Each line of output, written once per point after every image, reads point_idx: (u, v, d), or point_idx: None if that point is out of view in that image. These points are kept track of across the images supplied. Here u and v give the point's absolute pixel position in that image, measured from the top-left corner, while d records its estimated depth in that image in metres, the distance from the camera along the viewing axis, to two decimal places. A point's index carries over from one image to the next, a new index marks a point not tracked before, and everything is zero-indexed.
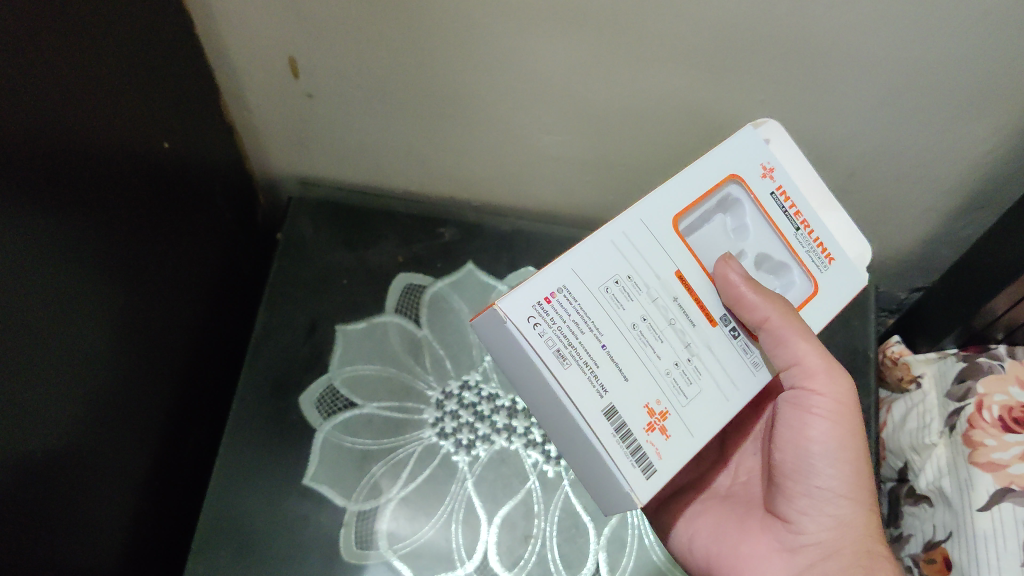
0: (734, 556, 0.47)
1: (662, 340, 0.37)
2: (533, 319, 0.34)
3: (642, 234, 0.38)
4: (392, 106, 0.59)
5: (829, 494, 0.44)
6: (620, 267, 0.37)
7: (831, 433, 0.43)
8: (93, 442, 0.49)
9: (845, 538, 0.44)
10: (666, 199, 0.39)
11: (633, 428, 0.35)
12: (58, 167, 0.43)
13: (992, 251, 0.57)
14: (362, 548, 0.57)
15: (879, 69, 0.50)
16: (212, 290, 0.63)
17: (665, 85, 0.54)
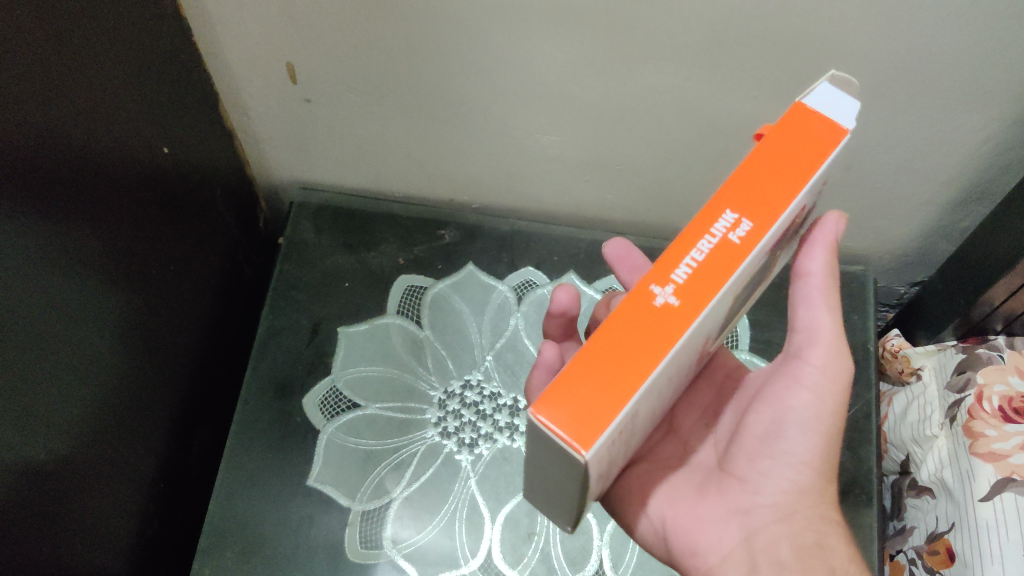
0: (692, 521, 0.46)
1: (661, 400, 0.35)
2: (603, 460, 0.28)
3: (717, 309, 0.31)
4: (389, 109, 0.60)
5: (793, 459, 0.43)
6: (679, 359, 0.31)
7: (816, 406, 0.42)
8: (99, 444, 0.50)
9: (802, 501, 0.43)
10: (755, 258, 0.31)
11: (603, 488, 0.35)
12: (59, 174, 0.44)
13: (983, 247, 0.56)
14: (366, 548, 0.58)
15: (870, 61, 0.50)
16: (216, 295, 0.64)
17: (659, 82, 0.54)
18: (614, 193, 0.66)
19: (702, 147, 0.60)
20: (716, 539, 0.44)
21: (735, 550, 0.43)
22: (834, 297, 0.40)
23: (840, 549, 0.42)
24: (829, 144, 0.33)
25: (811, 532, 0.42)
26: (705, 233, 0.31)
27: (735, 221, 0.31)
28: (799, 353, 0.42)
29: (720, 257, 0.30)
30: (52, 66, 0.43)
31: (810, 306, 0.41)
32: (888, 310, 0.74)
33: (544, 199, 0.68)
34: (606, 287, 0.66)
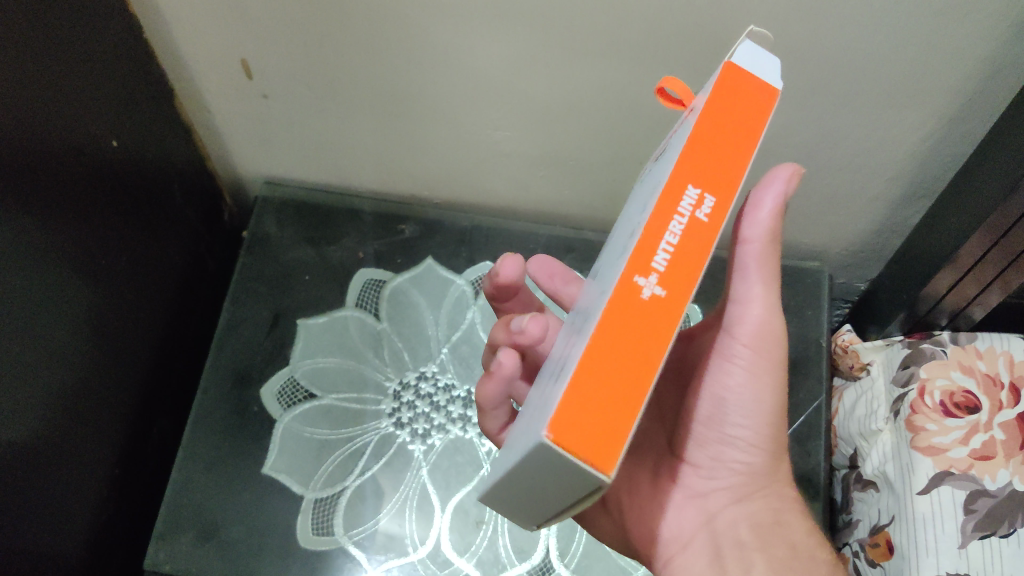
0: (654, 506, 0.47)
1: None
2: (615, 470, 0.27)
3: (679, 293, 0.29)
4: (345, 104, 0.61)
5: (740, 442, 0.43)
6: None
7: (754, 388, 0.40)
8: (52, 430, 0.51)
9: (754, 482, 0.44)
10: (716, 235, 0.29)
11: None
12: (12, 164, 0.45)
13: (931, 234, 0.58)
14: (318, 534, 0.59)
15: (805, 58, 0.51)
16: (176, 286, 0.65)
17: (602, 78, 0.55)
18: (569, 188, 0.67)
19: (650, 144, 0.60)
20: (676, 526, 0.46)
21: (697, 535, 0.45)
22: (770, 267, 0.37)
23: (797, 524, 0.44)
24: (766, 108, 0.31)
25: (769, 511, 0.44)
26: (674, 212, 0.28)
27: (698, 197, 0.29)
28: (728, 333, 0.39)
29: (692, 240, 0.28)
30: (1, 65, 0.44)
31: (745, 276, 0.37)
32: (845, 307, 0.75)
33: (501, 194, 0.69)
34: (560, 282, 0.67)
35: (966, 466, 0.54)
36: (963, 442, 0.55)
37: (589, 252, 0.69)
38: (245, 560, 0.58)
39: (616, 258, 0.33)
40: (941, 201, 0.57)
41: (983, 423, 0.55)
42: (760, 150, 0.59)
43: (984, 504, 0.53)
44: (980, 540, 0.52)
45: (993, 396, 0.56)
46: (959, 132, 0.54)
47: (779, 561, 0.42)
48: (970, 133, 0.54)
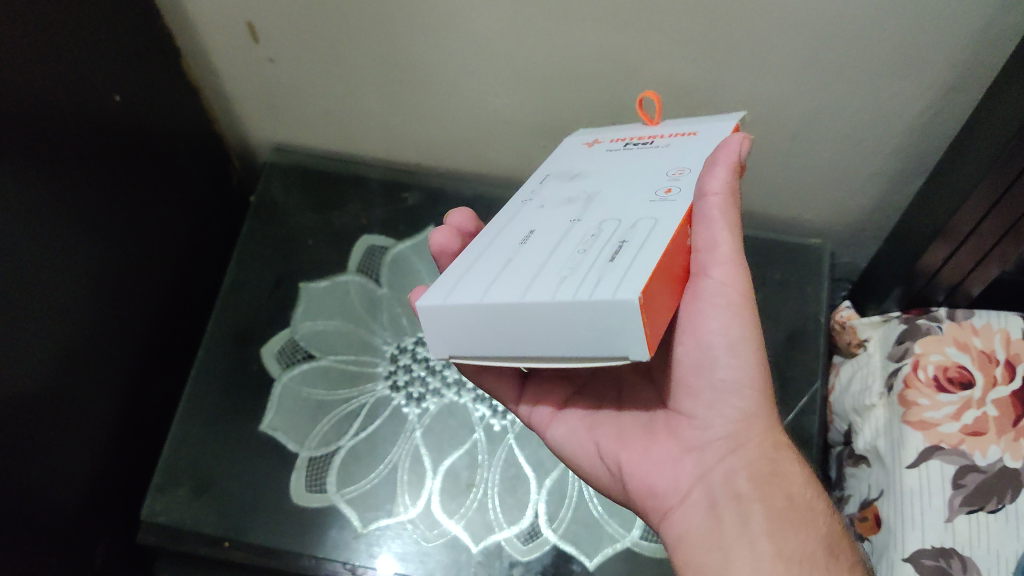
0: (646, 464, 0.43)
1: None
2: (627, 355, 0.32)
3: None
4: (348, 69, 0.62)
5: (731, 386, 0.41)
6: None
7: (729, 328, 0.39)
8: (50, 377, 0.53)
9: (751, 430, 0.41)
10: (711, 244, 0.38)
11: None
12: (8, 111, 0.46)
13: (928, 209, 0.58)
14: (310, 491, 0.60)
15: (798, 27, 0.51)
16: (181, 246, 0.66)
17: (599, 45, 0.56)
18: None
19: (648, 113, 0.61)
20: (672, 480, 0.42)
21: (693, 489, 0.42)
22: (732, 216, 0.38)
23: (796, 473, 0.41)
24: None
25: (766, 460, 0.41)
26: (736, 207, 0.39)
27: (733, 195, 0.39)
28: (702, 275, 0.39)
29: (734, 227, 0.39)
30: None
31: (711, 225, 0.37)
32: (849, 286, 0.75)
33: (504, 164, 0.70)
34: None
35: (957, 441, 0.54)
36: (954, 417, 0.55)
37: None
38: (238, 513, 0.60)
39: (626, 203, 0.38)
40: (938, 173, 0.57)
41: (975, 399, 0.55)
42: (757, 123, 0.60)
43: (973, 479, 0.53)
44: (967, 515, 0.52)
45: (988, 373, 0.55)
46: (956, 104, 0.54)
47: (778, 513, 0.39)
48: (966, 104, 0.54)
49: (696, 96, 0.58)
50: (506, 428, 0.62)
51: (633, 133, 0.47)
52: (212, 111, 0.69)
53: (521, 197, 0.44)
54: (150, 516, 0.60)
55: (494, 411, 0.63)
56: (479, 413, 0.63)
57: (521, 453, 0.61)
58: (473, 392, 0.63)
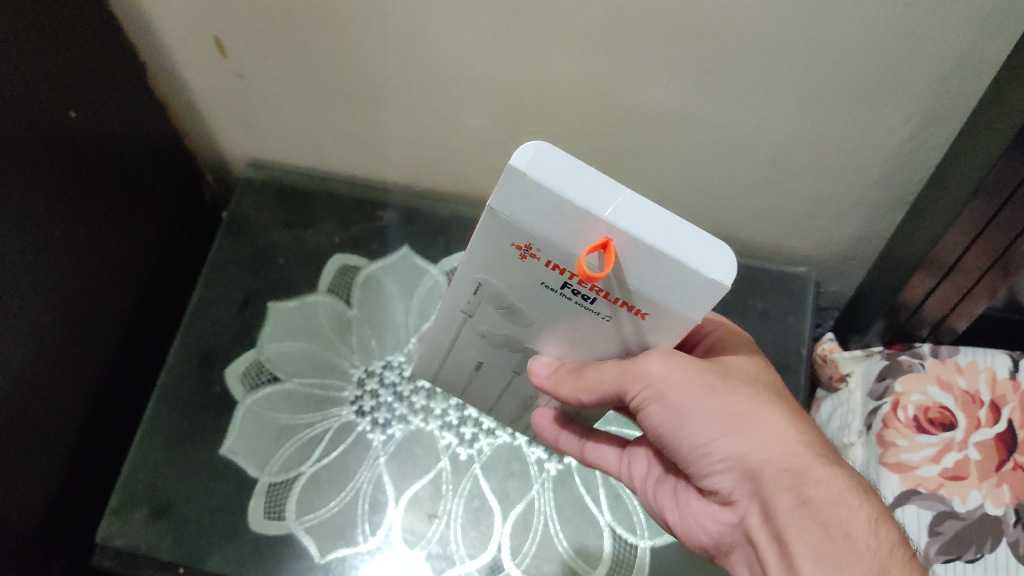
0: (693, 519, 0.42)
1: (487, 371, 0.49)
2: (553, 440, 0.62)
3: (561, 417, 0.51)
4: (318, 85, 0.61)
5: (700, 447, 0.38)
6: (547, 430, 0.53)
7: (669, 412, 0.38)
8: (7, 399, 0.51)
9: (748, 471, 0.36)
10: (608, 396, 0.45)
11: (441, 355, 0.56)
12: None
13: (907, 240, 0.56)
14: (268, 518, 0.58)
15: (772, 53, 0.49)
16: (144, 262, 0.65)
17: (569, 68, 0.54)
18: None
19: (621, 135, 0.59)
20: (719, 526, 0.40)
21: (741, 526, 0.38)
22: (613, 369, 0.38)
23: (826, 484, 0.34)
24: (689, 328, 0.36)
25: (785, 490, 0.34)
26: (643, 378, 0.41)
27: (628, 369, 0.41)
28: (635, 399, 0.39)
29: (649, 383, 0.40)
30: None
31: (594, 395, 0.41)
32: (831, 314, 0.73)
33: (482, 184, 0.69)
34: None
35: (936, 486, 0.52)
36: (933, 460, 0.52)
37: None
38: (194, 539, 0.58)
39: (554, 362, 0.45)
40: (919, 203, 0.55)
41: (957, 441, 0.52)
42: (734, 148, 0.58)
43: (951, 526, 0.50)
44: (944, 564, 0.50)
45: (971, 414, 0.53)
46: (936, 134, 0.52)
47: (810, 552, 0.32)
48: (949, 133, 0.52)
49: (671, 119, 0.56)
50: (472, 458, 0.60)
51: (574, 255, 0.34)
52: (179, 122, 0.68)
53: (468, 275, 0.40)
54: (106, 540, 0.58)
55: (460, 440, 0.61)
56: (445, 441, 0.61)
57: (486, 483, 0.59)
58: (439, 420, 0.62)
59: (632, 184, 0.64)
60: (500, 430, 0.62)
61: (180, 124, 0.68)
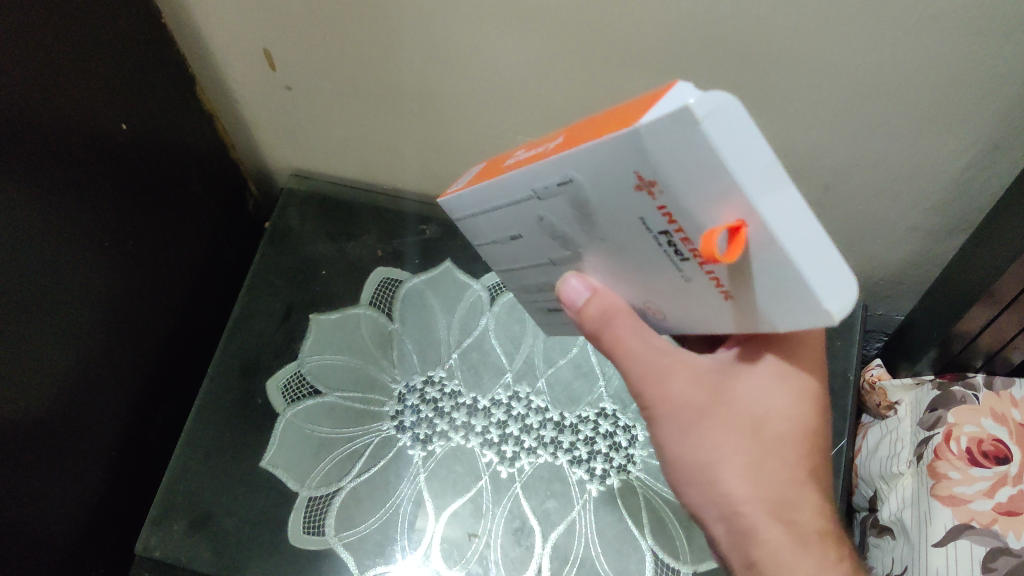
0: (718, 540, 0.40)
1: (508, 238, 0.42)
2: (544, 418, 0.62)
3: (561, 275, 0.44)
4: (364, 98, 0.61)
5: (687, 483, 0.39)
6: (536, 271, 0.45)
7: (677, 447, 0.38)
8: (50, 410, 0.51)
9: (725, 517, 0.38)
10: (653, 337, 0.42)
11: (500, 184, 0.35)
12: (19, 145, 0.45)
13: (965, 269, 0.55)
14: (308, 533, 0.58)
15: (832, 79, 0.48)
16: (190, 271, 0.66)
17: (622, 88, 0.53)
18: None
19: None
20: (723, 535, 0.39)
21: None
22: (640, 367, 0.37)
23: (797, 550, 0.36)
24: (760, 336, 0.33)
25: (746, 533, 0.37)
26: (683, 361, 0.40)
27: None
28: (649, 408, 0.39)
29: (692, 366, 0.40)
30: (10, 48, 0.44)
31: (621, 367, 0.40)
32: (878, 338, 0.72)
33: None
34: None
35: (989, 521, 0.49)
36: (987, 494, 0.50)
37: None
38: (234, 552, 0.58)
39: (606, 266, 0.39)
40: (980, 232, 0.54)
41: (1012, 475, 0.50)
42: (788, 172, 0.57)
43: (1005, 562, 0.47)
44: None
45: None
46: (996, 163, 0.51)
47: None
48: (1012, 163, 0.50)
49: None
50: (513, 476, 0.59)
51: (679, 205, 0.26)
52: (225, 132, 0.68)
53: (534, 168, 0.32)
54: (144, 550, 0.58)
55: (501, 458, 0.60)
56: (486, 459, 0.60)
57: (527, 504, 0.58)
58: (480, 437, 0.61)
59: None
60: (541, 448, 0.60)
61: (226, 134, 0.68)
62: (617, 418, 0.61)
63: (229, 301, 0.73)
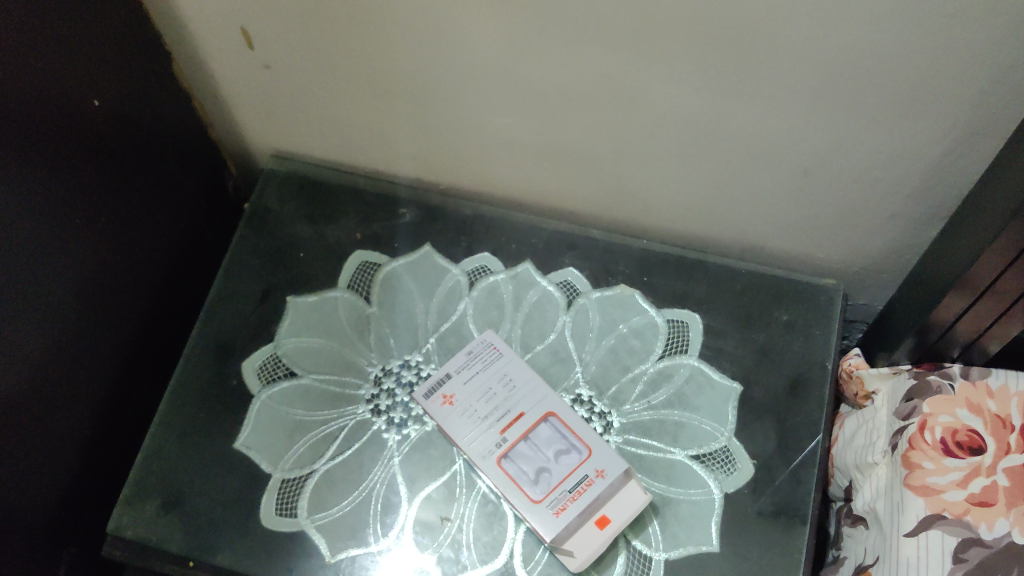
0: None
1: (479, 404, 0.59)
2: (483, 455, 0.57)
3: (502, 376, 0.60)
4: (342, 78, 0.60)
5: None
6: (487, 376, 0.60)
7: None
8: (22, 388, 0.51)
9: None
10: (553, 403, 0.59)
11: (468, 432, 0.58)
12: None
13: (943, 257, 0.55)
14: (280, 515, 0.57)
15: (809, 62, 0.48)
16: (166, 253, 0.65)
17: (597, 71, 0.53)
18: (573, 182, 0.65)
19: (649, 141, 0.58)
20: None
21: None
22: None
23: None
24: None
25: None
26: None
27: None
28: None
29: None
30: None
31: None
32: (859, 328, 0.72)
33: (505, 183, 0.68)
34: (560, 280, 0.66)
35: (962, 511, 0.50)
36: (959, 484, 0.50)
37: (591, 250, 0.67)
38: (205, 533, 0.57)
39: (544, 399, 0.59)
40: (957, 219, 0.54)
41: (985, 466, 0.50)
42: (766, 158, 0.56)
43: (976, 553, 0.48)
44: None
45: (1001, 439, 0.51)
46: (974, 148, 0.50)
47: None
48: (990, 148, 0.50)
49: (700, 128, 0.55)
50: None
51: None
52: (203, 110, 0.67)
53: (511, 458, 0.57)
54: (116, 530, 0.58)
55: None
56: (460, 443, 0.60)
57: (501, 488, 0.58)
58: None
59: (657, 191, 0.63)
60: None
61: (203, 112, 0.68)
62: (593, 405, 0.61)
63: (207, 282, 0.73)
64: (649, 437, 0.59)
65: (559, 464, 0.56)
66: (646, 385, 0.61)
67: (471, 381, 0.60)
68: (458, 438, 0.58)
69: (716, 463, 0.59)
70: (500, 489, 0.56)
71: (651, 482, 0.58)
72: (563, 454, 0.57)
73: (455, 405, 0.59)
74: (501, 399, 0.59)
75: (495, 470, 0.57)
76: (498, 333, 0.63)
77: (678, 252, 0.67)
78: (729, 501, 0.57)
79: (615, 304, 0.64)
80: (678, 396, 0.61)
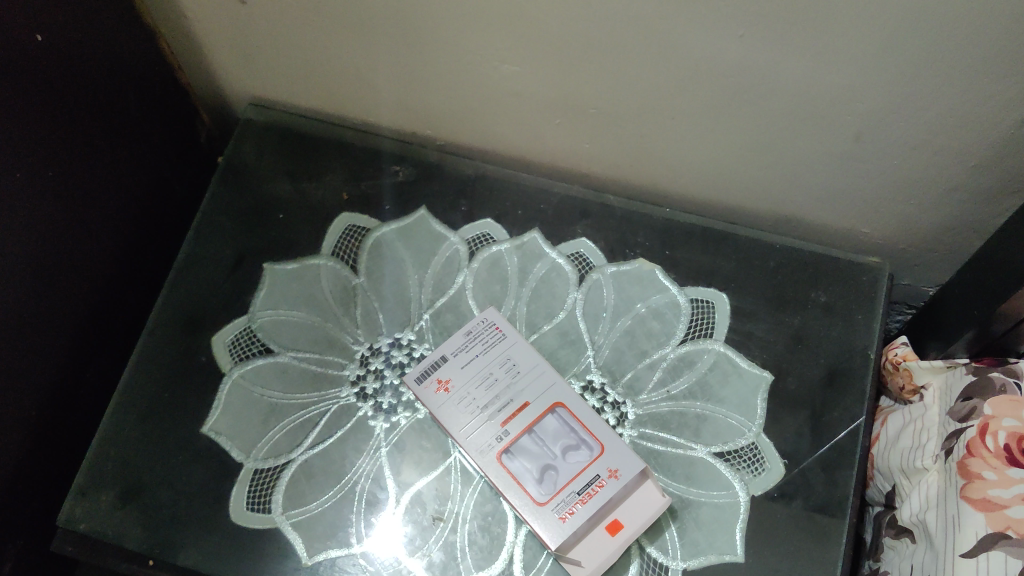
0: None
1: (477, 391, 0.52)
2: (480, 449, 0.51)
3: (505, 361, 0.53)
4: (327, 16, 0.53)
5: None
6: (489, 360, 0.53)
7: None
8: None
9: None
10: (563, 393, 0.52)
11: (464, 421, 0.52)
12: None
13: (1015, 238, 0.48)
14: (252, 511, 0.51)
15: (877, 9, 0.40)
16: (125, 211, 0.58)
17: (623, 14, 0.45)
18: (588, 141, 0.58)
19: (679, 96, 0.50)
20: None
21: None
22: None
23: None
24: None
25: None
26: None
27: None
28: None
29: None
30: None
31: None
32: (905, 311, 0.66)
33: (512, 140, 0.61)
34: (571, 252, 0.59)
35: None
36: None
37: (607, 218, 0.60)
38: (166, 529, 0.51)
39: (551, 388, 0.52)
40: None
41: None
42: (813, 119, 0.49)
43: None
44: None
45: None
46: None
47: None
48: None
49: (739, 82, 0.48)
50: None
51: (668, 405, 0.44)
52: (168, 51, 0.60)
53: (512, 452, 0.50)
54: (68, 523, 0.51)
55: None
56: None
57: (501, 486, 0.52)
58: None
59: (684, 153, 0.56)
60: None
61: (168, 53, 0.60)
62: (606, 393, 0.54)
63: (176, 242, 0.65)
64: (668, 432, 0.53)
65: (567, 462, 0.50)
66: (665, 372, 0.55)
67: (469, 364, 0.53)
68: (453, 429, 0.51)
69: (742, 462, 0.52)
70: (499, 488, 0.49)
71: (669, 481, 0.51)
72: (571, 452, 0.50)
73: (451, 391, 0.52)
74: (503, 387, 0.52)
75: (494, 466, 0.50)
76: (501, 310, 0.57)
77: (705, 222, 0.60)
78: (757, 506, 0.51)
79: (633, 281, 0.58)
80: (701, 385, 0.54)
